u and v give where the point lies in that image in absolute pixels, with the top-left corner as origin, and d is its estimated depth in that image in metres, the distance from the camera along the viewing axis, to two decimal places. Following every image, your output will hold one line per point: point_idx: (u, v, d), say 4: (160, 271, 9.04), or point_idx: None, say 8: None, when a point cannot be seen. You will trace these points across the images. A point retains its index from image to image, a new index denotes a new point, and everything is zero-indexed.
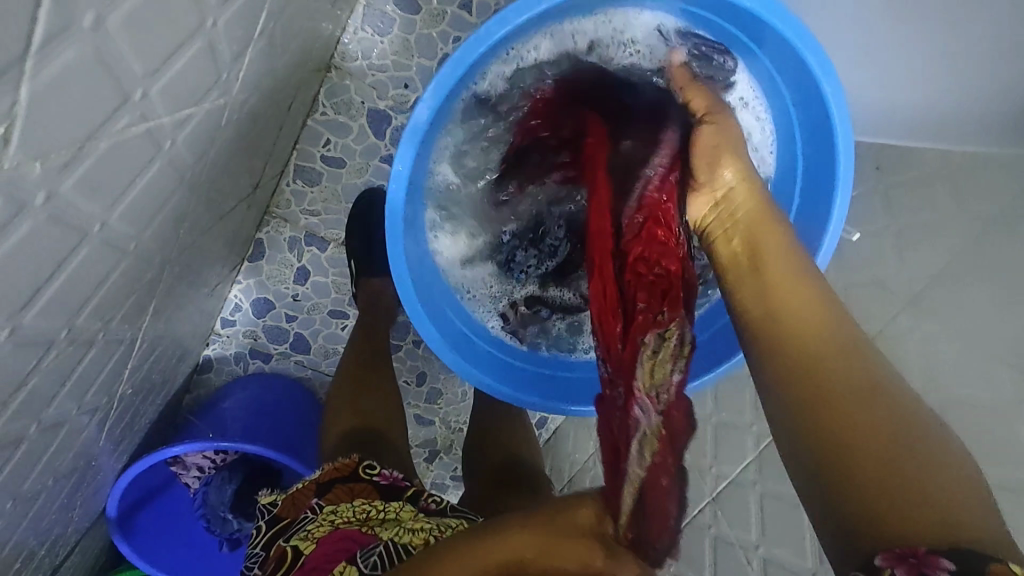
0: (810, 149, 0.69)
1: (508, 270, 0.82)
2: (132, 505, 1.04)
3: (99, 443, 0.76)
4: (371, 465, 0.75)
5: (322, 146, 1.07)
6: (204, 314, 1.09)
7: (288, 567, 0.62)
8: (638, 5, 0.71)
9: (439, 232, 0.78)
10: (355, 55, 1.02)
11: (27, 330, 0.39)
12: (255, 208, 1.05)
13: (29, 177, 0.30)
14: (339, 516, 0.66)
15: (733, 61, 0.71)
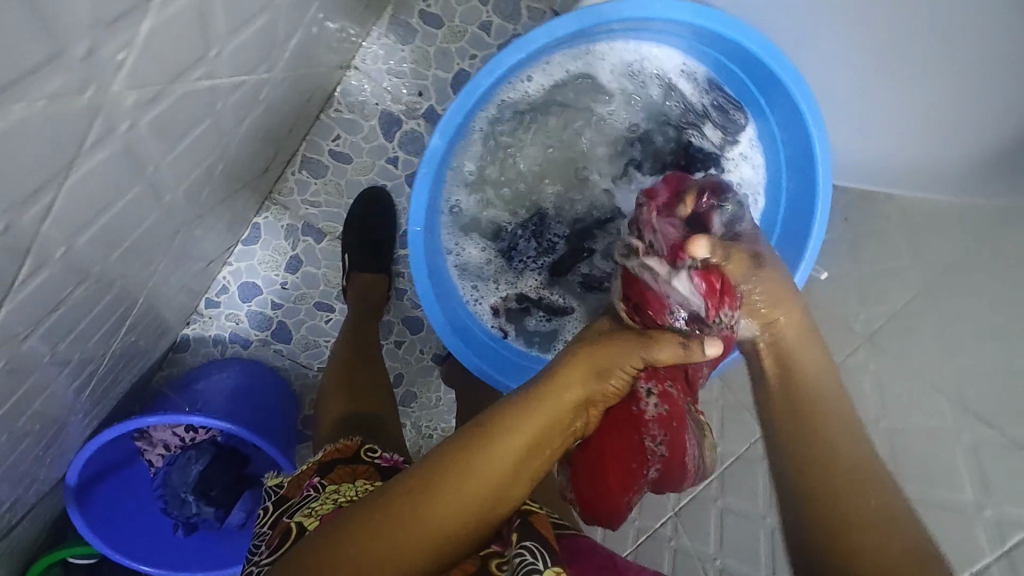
0: (790, 211, 0.76)
1: (509, 259, 0.83)
2: (91, 477, 1.02)
3: (80, 399, 0.76)
4: (371, 449, 0.76)
5: (331, 141, 1.11)
6: (191, 291, 1.09)
7: (293, 542, 0.59)
8: (673, 49, 0.77)
9: (452, 221, 0.81)
10: (375, 58, 1.07)
11: (77, 253, 0.44)
12: (258, 192, 1.07)
13: (109, 91, 0.36)
14: (343, 495, 0.63)
15: (745, 118, 0.78)
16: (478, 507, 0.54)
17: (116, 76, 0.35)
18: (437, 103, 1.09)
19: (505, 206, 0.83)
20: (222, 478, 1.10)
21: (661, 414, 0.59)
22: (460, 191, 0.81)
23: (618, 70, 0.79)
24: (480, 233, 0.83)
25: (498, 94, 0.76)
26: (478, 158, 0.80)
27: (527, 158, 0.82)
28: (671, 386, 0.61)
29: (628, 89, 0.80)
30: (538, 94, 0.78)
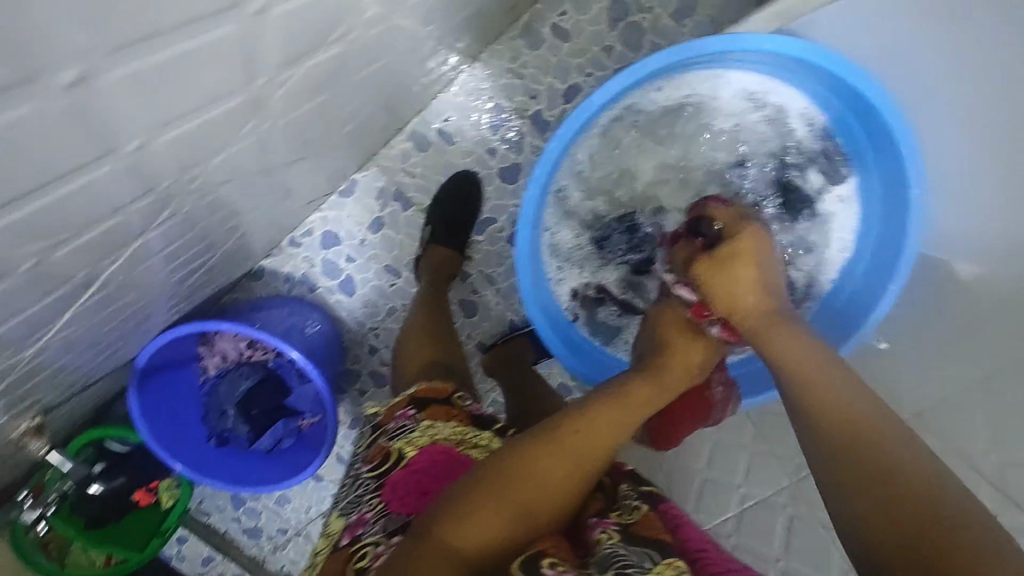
0: (871, 267, 0.81)
1: (599, 249, 0.89)
2: (155, 366, 1.10)
3: (170, 279, 0.83)
4: (462, 395, 0.87)
5: (441, 121, 1.19)
6: (281, 224, 1.18)
7: (393, 464, 0.74)
8: (800, 90, 0.80)
9: (557, 203, 0.86)
10: (500, 56, 1.14)
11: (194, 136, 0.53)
12: (364, 150, 1.16)
13: None
14: (438, 432, 0.77)
15: (849, 170, 0.81)
16: (617, 446, 0.69)
17: None
18: (546, 109, 1.16)
19: (605, 199, 0.89)
20: (267, 401, 1.18)
21: (721, 391, 0.86)
22: (568, 178, 0.86)
23: (739, 102, 0.82)
24: (576, 220, 0.88)
25: (626, 98, 0.80)
26: (592, 152, 0.85)
27: (631, 161, 0.87)
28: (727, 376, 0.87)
29: (744, 116, 0.84)
30: (662, 105, 0.82)
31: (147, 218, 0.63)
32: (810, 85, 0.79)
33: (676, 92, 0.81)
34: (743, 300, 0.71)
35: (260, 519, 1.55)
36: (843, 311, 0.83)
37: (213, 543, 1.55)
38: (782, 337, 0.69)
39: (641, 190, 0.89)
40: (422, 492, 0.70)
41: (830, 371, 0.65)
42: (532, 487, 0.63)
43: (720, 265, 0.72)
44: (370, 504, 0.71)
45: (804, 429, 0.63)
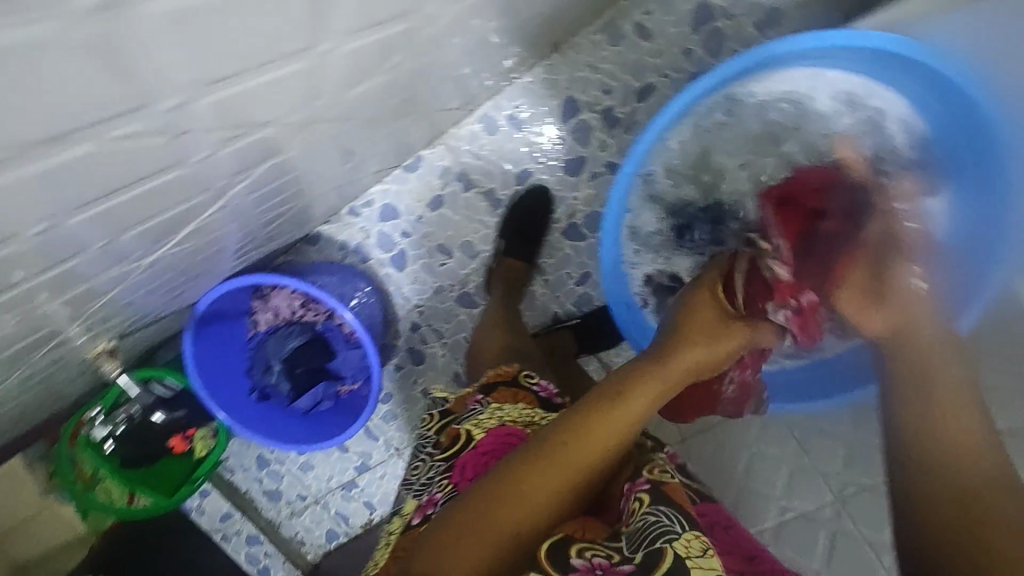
0: None
1: (679, 237, 0.95)
2: (214, 313, 1.12)
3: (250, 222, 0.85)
4: (529, 375, 0.91)
5: (514, 107, 1.21)
6: (346, 191, 1.20)
7: (463, 446, 0.76)
8: (899, 96, 0.84)
9: (647, 184, 0.92)
10: (581, 49, 1.16)
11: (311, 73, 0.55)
12: (436, 127, 1.17)
13: None
14: (506, 415, 0.79)
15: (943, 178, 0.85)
16: (613, 447, 0.67)
17: None
18: (617, 105, 1.18)
19: (691, 189, 0.95)
20: (321, 356, 1.21)
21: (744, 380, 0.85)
22: (657, 165, 0.92)
23: (838, 103, 0.87)
24: (661, 204, 0.95)
25: (734, 86, 0.86)
26: (684, 141, 0.91)
27: (716, 155, 0.93)
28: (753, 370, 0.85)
29: (842, 114, 0.88)
30: (759, 100, 0.87)
31: (261, 156, 0.66)
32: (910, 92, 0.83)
33: (775, 88, 0.86)
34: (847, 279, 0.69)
35: (282, 482, 1.56)
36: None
37: (234, 500, 1.56)
38: (908, 331, 0.65)
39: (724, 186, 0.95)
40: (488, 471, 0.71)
41: (947, 366, 0.62)
42: (520, 508, 0.61)
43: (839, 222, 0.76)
44: (442, 483, 0.73)
45: (906, 410, 0.61)
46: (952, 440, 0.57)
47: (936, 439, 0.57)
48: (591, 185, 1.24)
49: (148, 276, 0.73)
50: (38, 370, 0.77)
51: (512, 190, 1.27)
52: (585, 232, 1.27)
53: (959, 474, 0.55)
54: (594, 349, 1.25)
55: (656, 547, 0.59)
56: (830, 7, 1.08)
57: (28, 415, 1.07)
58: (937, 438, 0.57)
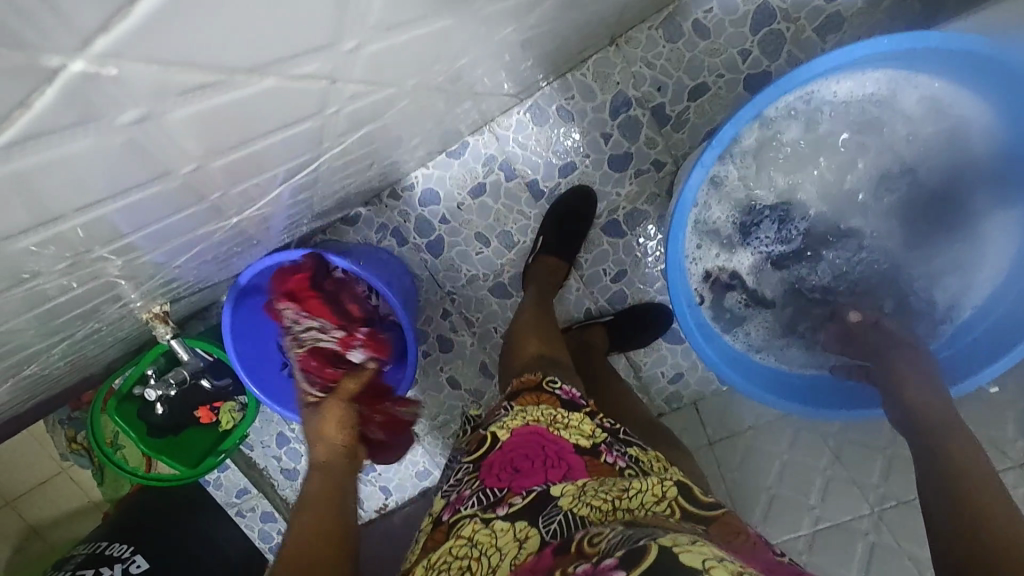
0: (1016, 299, 0.87)
1: (742, 235, 0.95)
2: (254, 286, 1.12)
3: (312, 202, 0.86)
4: (553, 381, 0.87)
5: (565, 99, 1.20)
6: (392, 174, 1.20)
7: (488, 448, 0.72)
8: (983, 104, 0.84)
9: (717, 177, 0.91)
10: (637, 44, 1.15)
11: (413, 48, 0.54)
12: (486, 115, 1.17)
13: None
14: (531, 415, 0.75)
15: (1017, 199, 0.86)
16: (320, 530, 0.82)
17: None
18: (669, 103, 1.17)
19: (762, 187, 0.93)
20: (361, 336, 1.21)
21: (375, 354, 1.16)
22: (728, 161, 0.90)
23: (922, 108, 0.87)
24: (728, 200, 0.94)
25: (818, 83, 0.85)
26: (759, 137, 0.89)
27: (787, 152, 0.91)
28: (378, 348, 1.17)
29: (924, 120, 0.88)
30: (842, 95, 0.87)
31: (344, 134, 0.66)
32: (995, 103, 0.83)
33: (858, 82, 0.86)
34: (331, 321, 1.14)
35: (300, 462, 1.55)
36: (981, 337, 0.89)
37: (251, 475, 1.55)
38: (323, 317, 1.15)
39: (793, 188, 0.93)
40: (514, 468, 0.67)
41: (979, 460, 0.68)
42: None
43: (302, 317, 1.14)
44: (469, 481, 0.69)
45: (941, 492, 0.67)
46: (991, 508, 0.62)
47: (972, 507, 0.63)
48: (636, 183, 1.23)
49: (211, 241, 0.72)
50: (98, 328, 0.77)
51: (555, 182, 1.26)
52: (625, 229, 1.27)
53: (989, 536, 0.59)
54: (627, 347, 1.25)
55: (640, 544, 0.46)
56: (893, 15, 1.07)
57: (68, 376, 1.08)
58: (976, 507, 0.63)
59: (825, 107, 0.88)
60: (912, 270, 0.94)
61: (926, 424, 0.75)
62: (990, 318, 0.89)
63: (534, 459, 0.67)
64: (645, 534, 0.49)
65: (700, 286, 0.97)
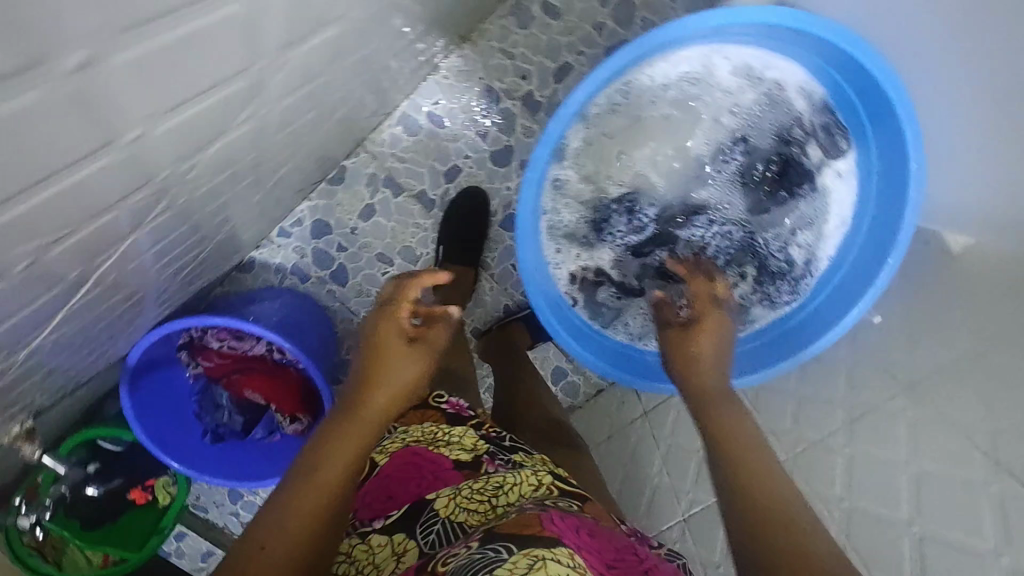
0: (866, 244, 0.85)
1: (599, 231, 0.93)
2: (145, 365, 1.08)
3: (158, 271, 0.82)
4: (439, 395, 0.84)
5: (432, 103, 1.16)
6: (270, 216, 1.16)
7: (366, 473, 0.71)
8: (798, 62, 0.83)
9: (559, 180, 0.89)
10: (490, 37, 1.12)
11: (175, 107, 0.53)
12: (353, 137, 1.14)
13: None
14: (411, 435, 0.74)
15: (847, 143, 0.85)
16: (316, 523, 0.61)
17: None
18: (537, 90, 1.14)
19: (611, 180, 0.92)
20: (270, 392, 1.14)
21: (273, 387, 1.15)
22: (565, 165, 0.88)
23: (741, 76, 0.85)
24: (577, 199, 0.91)
25: (627, 75, 0.82)
26: (586, 138, 0.87)
27: (621, 141, 0.90)
28: (280, 377, 1.16)
29: (744, 88, 0.86)
30: (660, 81, 0.84)
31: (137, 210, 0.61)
32: (811, 59, 0.82)
33: (671, 65, 0.84)
34: (230, 367, 1.15)
35: None
36: (837, 289, 0.88)
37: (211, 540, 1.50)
38: (218, 367, 1.15)
39: (642, 176, 0.92)
40: (389, 494, 0.67)
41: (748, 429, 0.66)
42: None
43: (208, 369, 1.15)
44: None
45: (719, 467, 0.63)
46: (750, 480, 0.60)
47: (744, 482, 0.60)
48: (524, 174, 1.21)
49: (55, 316, 0.68)
50: None
51: (443, 189, 1.23)
52: None
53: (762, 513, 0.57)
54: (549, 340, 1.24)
55: None
56: None
57: None
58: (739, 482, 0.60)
59: (646, 95, 0.85)
60: (767, 233, 0.92)
61: (701, 391, 0.71)
62: (844, 265, 0.88)
63: (411, 482, 0.68)
64: (483, 562, 0.49)
65: (570, 289, 0.95)
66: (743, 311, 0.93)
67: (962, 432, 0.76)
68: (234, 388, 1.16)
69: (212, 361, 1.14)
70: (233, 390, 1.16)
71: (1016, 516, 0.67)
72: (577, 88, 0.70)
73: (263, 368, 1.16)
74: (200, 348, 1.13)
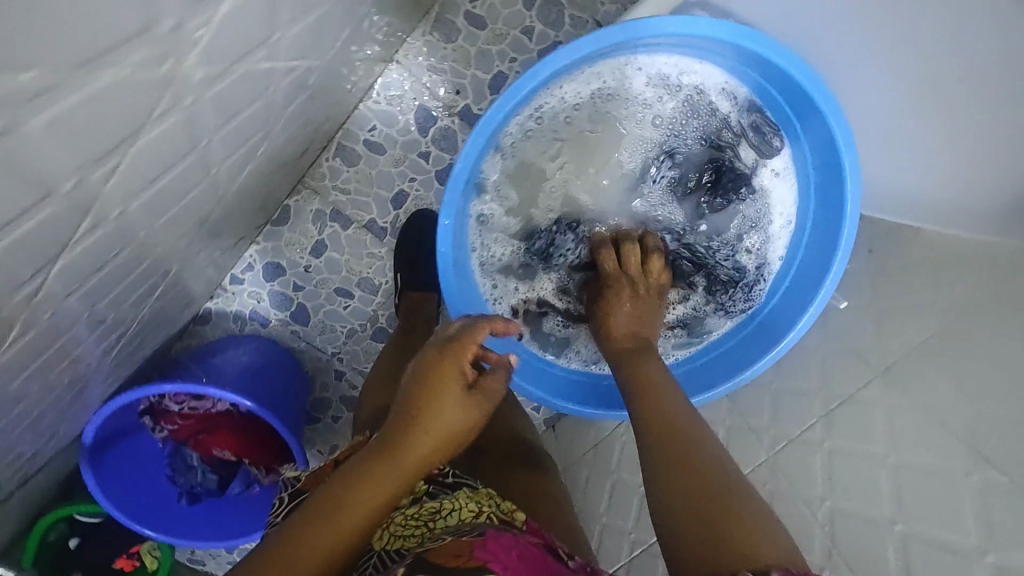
0: (813, 241, 0.83)
1: (533, 262, 0.89)
2: (106, 438, 1.05)
3: (104, 359, 0.78)
4: None
5: (367, 131, 1.13)
6: (218, 267, 1.11)
7: None
8: (715, 64, 0.80)
9: (481, 214, 0.84)
10: (418, 54, 1.09)
11: (126, 225, 0.52)
12: (292, 175, 1.10)
13: (181, 52, 0.40)
14: None
15: (780, 141, 0.83)
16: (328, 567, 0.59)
17: (191, 48, 0.40)
18: (473, 103, 1.10)
19: (538, 207, 0.87)
20: (243, 445, 1.14)
21: (243, 440, 1.15)
22: (488, 200, 0.83)
23: (659, 84, 0.81)
24: (505, 231, 0.87)
25: (536, 100, 0.78)
26: (505, 168, 0.83)
27: (542, 166, 0.84)
28: (250, 428, 1.16)
29: (663, 96, 0.82)
30: (575, 100, 0.80)
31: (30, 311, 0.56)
32: (727, 60, 0.79)
33: (581, 80, 0.78)
34: (196, 425, 1.14)
35: None
36: (790, 291, 0.86)
37: None
38: (183, 427, 1.14)
39: (570, 199, 0.87)
40: None
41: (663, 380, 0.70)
42: None
43: (173, 432, 1.13)
44: None
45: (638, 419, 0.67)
46: (668, 426, 0.65)
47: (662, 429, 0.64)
48: None
49: None
50: None
51: (392, 216, 1.18)
52: None
53: (674, 457, 0.61)
54: None
55: None
56: None
57: None
58: (657, 429, 0.65)
59: (561, 117, 0.81)
60: (711, 241, 0.89)
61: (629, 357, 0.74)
62: (793, 264, 0.86)
63: None
64: None
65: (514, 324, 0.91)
66: (697, 323, 0.91)
67: (939, 419, 0.73)
68: (202, 446, 1.15)
69: (177, 423, 1.13)
70: (202, 448, 1.14)
71: (1004, 509, 0.64)
72: (482, 116, 0.68)
73: (231, 422, 1.16)
74: (162, 411, 1.11)
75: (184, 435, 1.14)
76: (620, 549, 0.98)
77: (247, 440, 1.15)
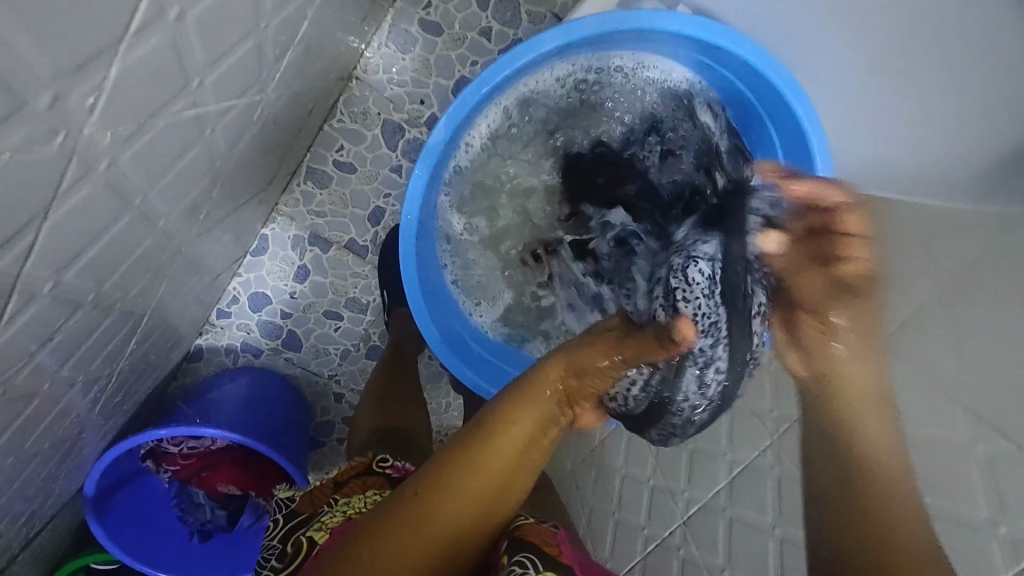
0: None
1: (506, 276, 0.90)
2: (110, 487, 1.05)
3: (90, 413, 0.78)
4: (382, 459, 0.79)
5: (335, 151, 1.12)
6: (201, 305, 1.10)
7: (303, 557, 0.63)
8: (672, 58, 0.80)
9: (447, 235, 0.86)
10: (377, 68, 1.08)
11: (65, 286, 0.51)
12: (264, 204, 1.08)
13: (70, 109, 0.39)
14: (351, 507, 0.67)
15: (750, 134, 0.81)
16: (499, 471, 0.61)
17: (87, 119, 0.41)
18: (439, 111, 1.09)
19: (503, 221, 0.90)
20: (246, 479, 1.12)
21: (247, 473, 1.13)
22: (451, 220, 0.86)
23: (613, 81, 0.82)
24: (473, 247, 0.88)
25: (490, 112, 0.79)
26: (467, 184, 0.85)
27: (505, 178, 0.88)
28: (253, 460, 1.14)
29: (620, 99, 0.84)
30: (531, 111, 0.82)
31: None
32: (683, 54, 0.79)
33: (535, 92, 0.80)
34: (198, 464, 1.12)
35: None
36: None
37: None
38: (183, 466, 1.11)
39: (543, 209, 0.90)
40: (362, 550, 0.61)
41: None
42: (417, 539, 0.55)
43: (174, 471, 1.11)
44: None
45: None
46: None
47: None
48: None
49: None
50: None
51: (372, 233, 1.17)
52: None
53: None
54: None
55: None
56: None
57: None
58: None
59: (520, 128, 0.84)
60: None
61: None
62: None
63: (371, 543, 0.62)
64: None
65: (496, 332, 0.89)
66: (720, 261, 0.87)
67: None
68: (204, 484, 1.12)
69: (178, 462, 1.11)
70: (203, 484, 1.12)
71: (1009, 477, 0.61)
72: (431, 135, 0.70)
73: (234, 455, 1.13)
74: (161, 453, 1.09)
75: (183, 474, 1.12)
76: (634, 546, 0.92)
77: (251, 474, 1.13)
